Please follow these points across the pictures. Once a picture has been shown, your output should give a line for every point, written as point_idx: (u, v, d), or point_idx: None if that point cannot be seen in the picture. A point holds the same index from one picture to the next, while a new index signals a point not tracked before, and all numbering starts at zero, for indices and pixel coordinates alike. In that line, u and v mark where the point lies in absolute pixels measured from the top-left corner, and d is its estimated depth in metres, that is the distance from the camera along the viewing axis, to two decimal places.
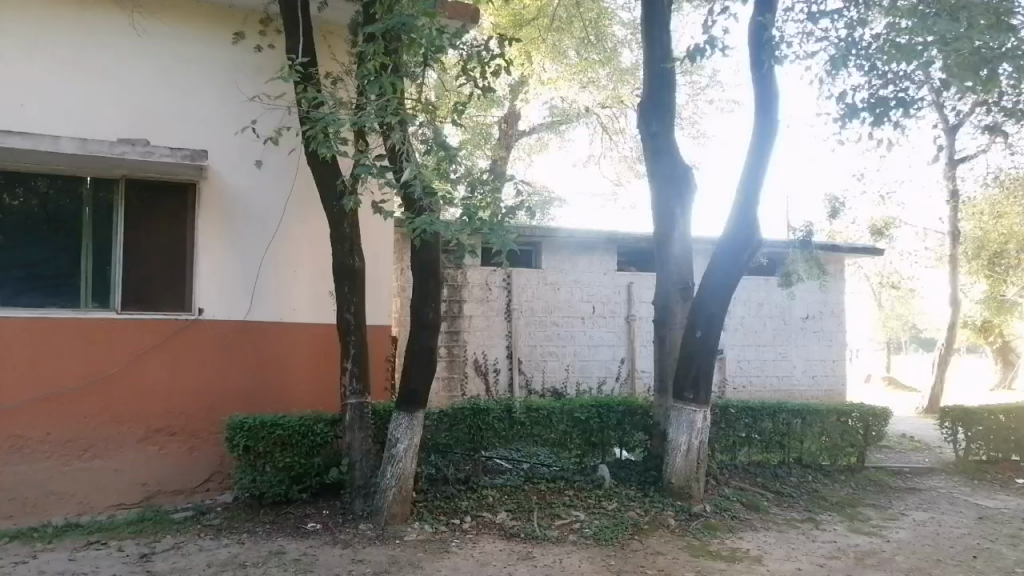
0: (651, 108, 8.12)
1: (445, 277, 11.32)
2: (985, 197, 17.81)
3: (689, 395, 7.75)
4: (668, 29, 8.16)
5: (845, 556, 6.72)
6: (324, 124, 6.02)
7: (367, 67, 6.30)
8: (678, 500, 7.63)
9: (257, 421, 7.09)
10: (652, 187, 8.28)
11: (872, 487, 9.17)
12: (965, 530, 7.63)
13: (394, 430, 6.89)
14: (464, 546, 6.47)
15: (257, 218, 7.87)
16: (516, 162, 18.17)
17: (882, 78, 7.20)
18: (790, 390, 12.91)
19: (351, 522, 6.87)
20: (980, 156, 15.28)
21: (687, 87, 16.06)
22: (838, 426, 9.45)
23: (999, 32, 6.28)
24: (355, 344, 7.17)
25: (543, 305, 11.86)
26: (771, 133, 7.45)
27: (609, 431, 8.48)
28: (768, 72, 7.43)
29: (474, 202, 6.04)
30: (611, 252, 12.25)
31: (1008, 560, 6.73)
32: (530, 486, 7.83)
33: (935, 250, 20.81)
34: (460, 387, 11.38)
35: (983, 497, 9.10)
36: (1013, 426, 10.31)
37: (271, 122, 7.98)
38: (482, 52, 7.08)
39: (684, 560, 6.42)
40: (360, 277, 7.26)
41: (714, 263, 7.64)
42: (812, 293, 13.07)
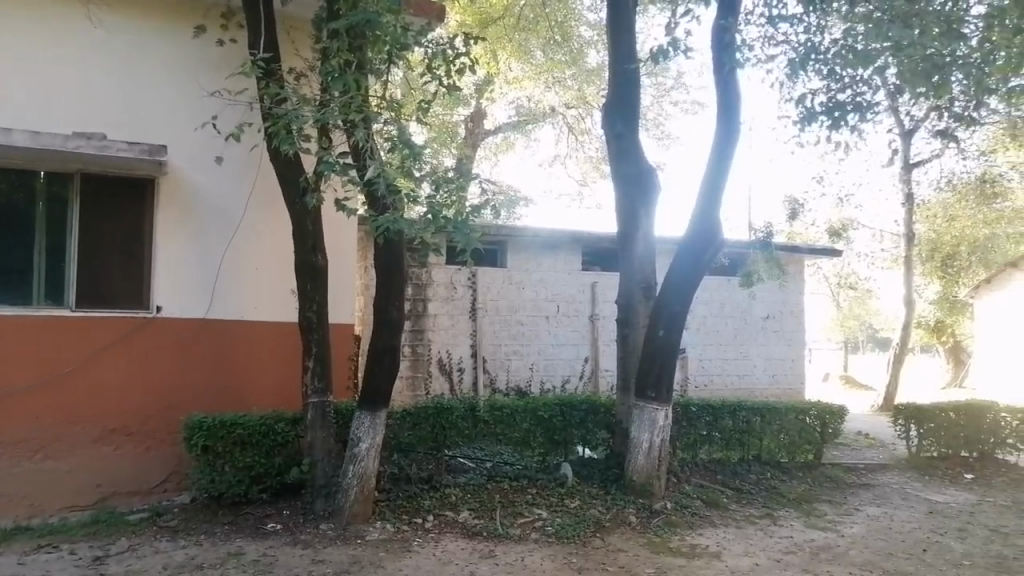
0: (616, 108, 8.19)
1: (410, 275, 11.28)
2: (939, 201, 17.81)
3: (651, 394, 7.82)
4: (633, 31, 8.22)
5: (801, 551, 6.86)
6: (287, 120, 6.02)
7: (331, 64, 6.27)
8: (639, 499, 7.71)
9: (216, 421, 7.00)
10: (616, 189, 8.35)
11: (828, 484, 9.37)
12: (915, 524, 7.84)
13: (356, 429, 6.86)
14: (426, 546, 6.45)
15: (216, 214, 7.75)
16: (482, 161, 18.19)
17: (840, 83, 7.36)
18: (751, 388, 13.11)
19: (312, 522, 6.81)
20: (934, 161, 15.69)
21: (651, 89, 16.23)
22: (796, 424, 9.64)
23: (950, 40, 6.37)
24: (317, 342, 7.12)
25: (507, 304, 11.88)
26: (733, 136, 7.55)
27: (571, 430, 8.54)
28: (730, 75, 7.52)
29: (438, 201, 5.98)
30: (576, 252, 12.32)
31: (956, 553, 6.95)
32: (493, 485, 7.84)
33: (890, 252, 21.36)
34: (424, 386, 11.34)
35: (934, 492, 9.36)
36: (963, 422, 10.62)
37: (233, 118, 7.87)
38: (447, 50, 7.05)
39: (645, 556, 6.49)
40: (323, 276, 7.22)
41: (677, 263, 7.71)
42: (772, 294, 13.28)
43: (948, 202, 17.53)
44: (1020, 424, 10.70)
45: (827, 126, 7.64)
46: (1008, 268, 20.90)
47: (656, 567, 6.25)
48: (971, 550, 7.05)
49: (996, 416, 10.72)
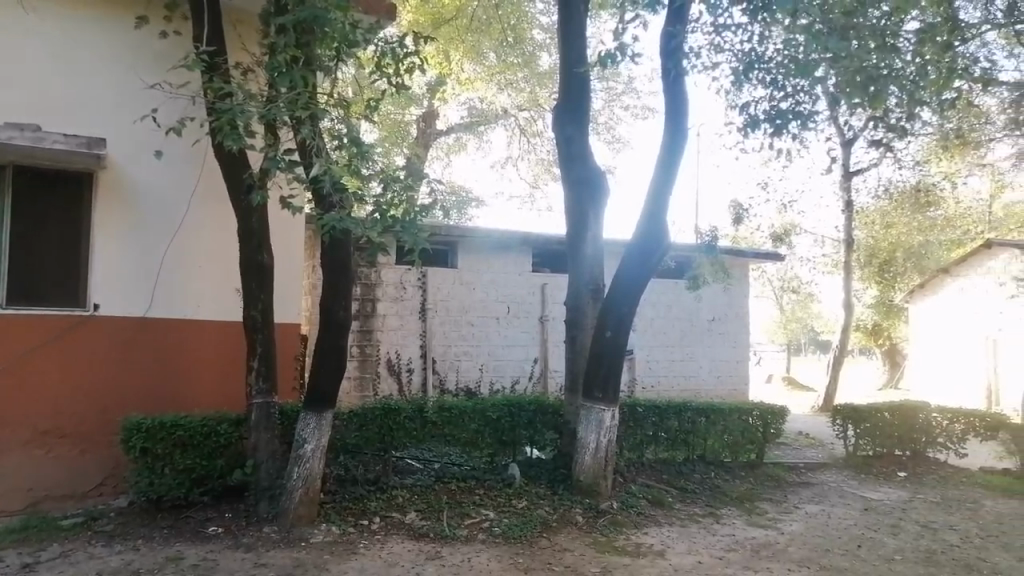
0: (567, 111, 8.27)
1: (359, 275, 11.18)
2: (877, 209, 18.30)
3: (598, 394, 7.91)
4: (582, 35, 8.29)
5: (742, 548, 7.01)
6: (231, 116, 5.82)
7: (277, 59, 6.11)
8: (586, 498, 7.78)
9: (156, 422, 6.83)
10: (565, 192, 8.42)
11: (770, 482, 9.60)
12: (851, 521, 8.09)
13: (302, 430, 6.78)
14: (372, 547, 6.40)
15: (157, 210, 7.56)
16: (433, 161, 18.09)
17: (783, 91, 7.57)
18: (697, 389, 13.34)
19: (254, 525, 6.69)
20: (872, 169, 16.20)
21: (603, 93, 16.39)
22: (739, 424, 9.85)
23: (885, 53, 6.69)
24: (263, 342, 7.03)
25: (457, 304, 11.86)
26: (680, 140, 7.68)
27: (519, 430, 8.57)
28: (677, 80, 7.66)
29: (386, 200, 6.01)
30: (527, 253, 12.37)
31: (888, 548, 7.19)
32: (441, 486, 7.80)
33: (831, 257, 21.99)
34: (372, 387, 11.24)
35: (869, 490, 9.68)
36: (897, 422, 11.00)
37: (174, 112, 7.69)
38: (396, 48, 7.02)
39: (590, 555, 6.56)
40: (268, 274, 7.12)
41: (625, 264, 7.80)
42: (717, 296, 13.54)
43: (886, 210, 18.12)
44: (950, 423, 11.14)
45: (769, 133, 7.84)
46: (941, 273, 21.71)
47: (601, 566, 6.31)
48: (903, 545, 7.31)
49: (928, 416, 11.13)
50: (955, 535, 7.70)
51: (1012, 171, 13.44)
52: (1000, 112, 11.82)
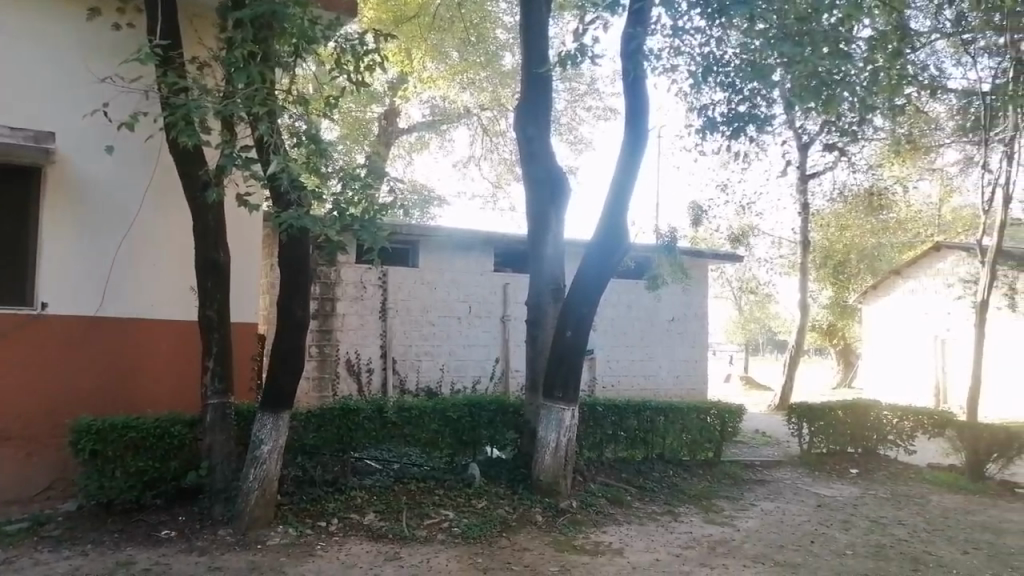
0: (527, 111, 8.28)
1: (317, 274, 11.07)
2: (832, 212, 18.70)
3: (558, 394, 7.94)
4: (544, 35, 8.31)
5: (699, 545, 7.10)
6: (186, 111, 5.67)
7: (234, 55, 5.99)
8: (546, 497, 7.81)
9: (106, 423, 6.67)
10: (526, 192, 8.45)
11: (727, 480, 9.74)
12: (805, 517, 8.25)
13: (258, 431, 6.69)
14: (330, 549, 6.34)
15: (109, 207, 7.38)
16: (395, 159, 17.96)
17: (740, 95, 7.70)
18: (656, 389, 13.47)
19: (209, 527, 6.57)
20: (827, 172, 16.54)
21: (566, 94, 16.45)
22: (698, 423, 9.97)
23: (839, 59, 6.81)
24: (218, 342, 6.91)
25: (418, 304, 11.81)
26: (640, 141, 7.76)
27: (479, 430, 8.51)
28: (638, 82, 7.72)
29: (345, 198, 5.95)
30: (489, 253, 12.36)
31: (840, 543, 7.35)
32: (400, 486, 7.74)
33: (787, 258, 22.37)
34: (331, 387, 11.12)
35: (822, 486, 9.88)
36: (849, 420, 11.26)
37: (126, 106, 7.51)
38: (356, 46, 6.97)
39: (549, 554, 6.58)
40: (225, 273, 7.00)
41: (585, 265, 7.85)
42: (676, 296, 13.70)
43: (840, 212, 18.51)
44: (900, 420, 11.44)
45: (727, 136, 7.97)
46: (893, 275, 22.24)
47: (560, 564, 6.35)
48: (854, 540, 7.47)
49: (878, 414, 11.42)
50: (903, 530, 7.91)
51: (960, 176, 13.84)
52: (948, 119, 12.16)
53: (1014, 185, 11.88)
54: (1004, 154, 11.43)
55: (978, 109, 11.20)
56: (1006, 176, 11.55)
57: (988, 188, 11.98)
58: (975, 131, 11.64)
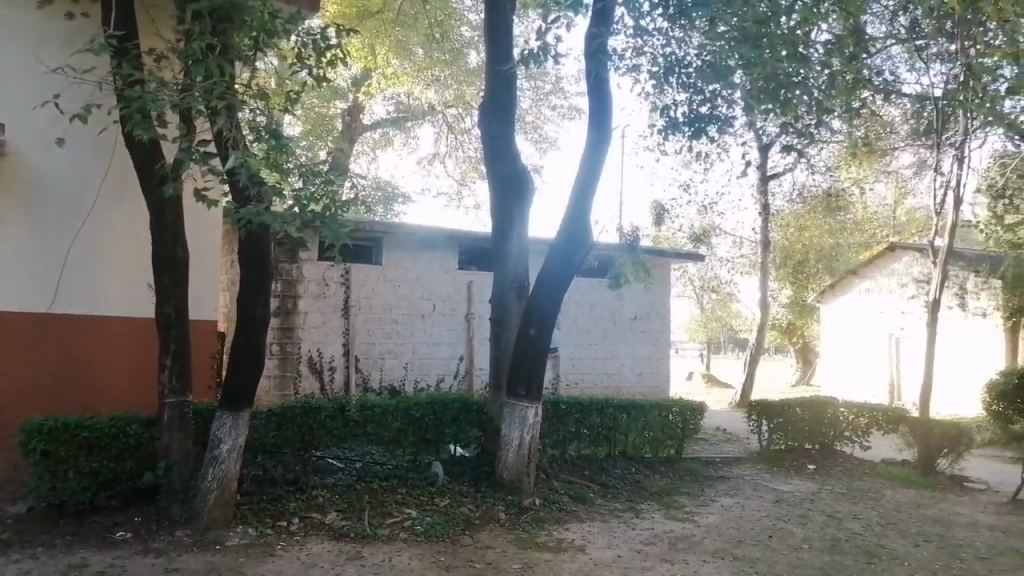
0: (493, 109, 8.28)
1: (279, 271, 10.96)
2: (792, 212, 19.03)
3: (522, 391, 7.96)
4: (510, 34, 8.33)
5: (660, 541, 7.19)
6: (141, 103, 5.53)
7: (192, 47, 5.87)
8: (509, 495, 7.82)
9: (58, 423, 6.50)
10: (491, 189, 8.45)
11: (688, 477, 9.86)
12: (763, 512, 8.39)
13: (217, 430, 6.60)
14: (291, 549, 6.27)
15: (62, 201, 7.30)
16: (359, 156, 17.81)
17: (701, 96, 7.81)
18: (619, 386, 13.57)
19: (166, 528, 6.46)
20: (787, 173, 16.84)
21: (531, 92, 16.50)
22: (659, 420, 10.08)
23: (797, 62, 6.92)
24: (175, 339, 6.80)
25: (382, 302, 11.74)
26: (604, 141, 7.81)
27: (442, 428, 8.48)
28: (602, 81, 7.77)
29: (307, 194, 5.92)
30: (453, 251, 12.31)
31: (797, 537, 7.48)
32: (362, 485, 7.67)
33: (748, 257, 22.72)
34: (293, 386, 11.03)
35: (781, 482, 10.06)
36: (807, 417, 11.48)
37: (80, 98, 7.38)
38: (318, 40, 6.89)
39: (512, 552, 6.59)
40: (183, 270, 6.87)
41: (549, 263, 7.87)
42: (638, 295, 13.81)
43: (800, 213, 18.86)
44: (856, 417, 11.68)
45: (688, 136, 8.07)
46: (850, 275, 22.71)
47: (522, 562, 6.36)
48: (811, 534, 7.61)
49: (835, 410, 11.62)
50: (858, 524, 8.08)
51: (914, 179, 14.20)
52: (902, 122, 12.48)
53: (965, 187, 12.20)
54: (955, 157, 11.77)
55: (931, 113, 11.51)
56: (957, 179, 11.88)
57: (940, 189, 12.30)
58: (927, 134, 11.96)
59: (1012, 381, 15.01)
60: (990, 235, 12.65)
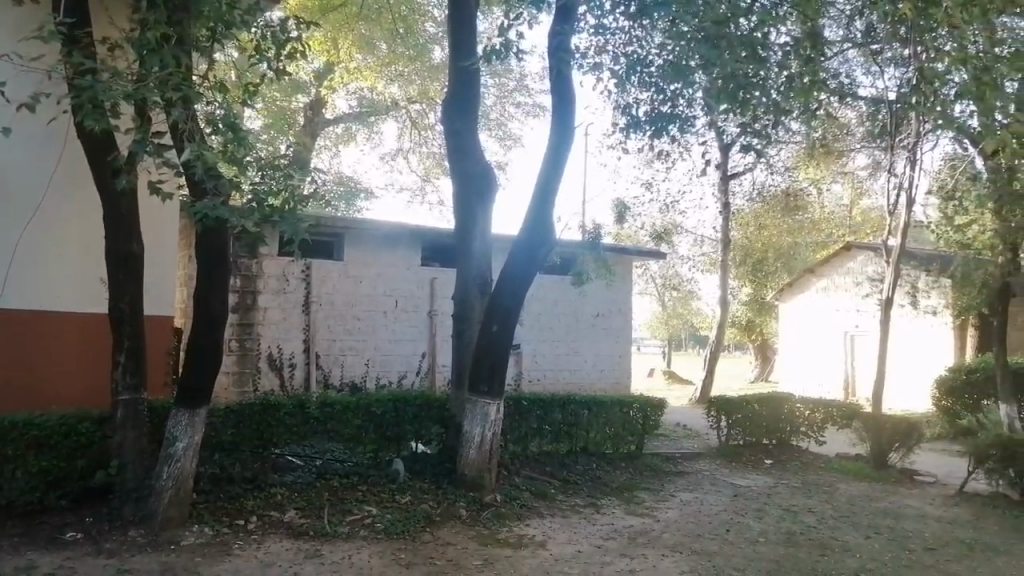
0: (456, 105, 8.25)
1: (238, 266, 10.81)
2: (752, 211, 19.31)
3: (484, 388, 7.97)
4: (473, 30, 8.29)
5: (619, 536, 7.26)
6: (93, 93, 5.36)
7: (146, 37, 5.71)
8: (470, 491, 7.82)
9: (6, 421, 6.30)
10: (454, 185, 8.43)
11: (648, 472, 9.96)
12: (722, 507, 8.52)
13: (173, 428, 6.50)
14: (248, 548, 6.19)
15: (13, 193, 7.23)
16: (321, 151, 17.61)
17: (663, 95, 7.91)
18: (581, 383, 13.64)
19: (118, 528, 6.31)
20: (747, 173, 17.09)
21: (495, 89, 16.50)
22: (620, 416, 10.17)
23: (755, 62, 7.01)
24: (129, 336, 6.64)
25: (343, 298, 11.63)
26: (567, 139, 7.84)
27: (404, 426, 8.40)
28: (565, 79, 7.80)
29: (264, 189, 5.76)
30: (416, 248, 12.24)
31: (754, 531, 7.60)
32: (322, 482, 7.57)
33: (709, 255, 23.00)
34: (252, 383, 10.85)
35: (738, 477, 10.22)
36: (764, 413, 11.68)
37: (27, 86, 7.20)
38: (276, 33, 6.82)
39: (472, 549, 6.59)
40: (139, 264, 6.71)
41: (511, 259, 7.88)
42: (600, 293, 13.89)
43: (759, 212, 19.16)
44: (812, 413, 11.92)
45: (649, 135, 8.17)
46: (808, 274, 23.12)
47: (482, 558, 6.36)
48: (767, 528, 7.75)
49: (792, 406, 11.85)
50: (812, 517, 8.25)
51: (869, 180, 14.51)
52: (858, 124, 12.76)
53: (918, 188, 12.53)
54: (908, 159, 12.07)
55: (885, 116, 11.80)
56: (909, 180, 12.17)
57: (894, 190, 12.60)
58: (881, 136, 12.26)
59: (960, 377, 15.47)
60: (941, 236, 12.90)
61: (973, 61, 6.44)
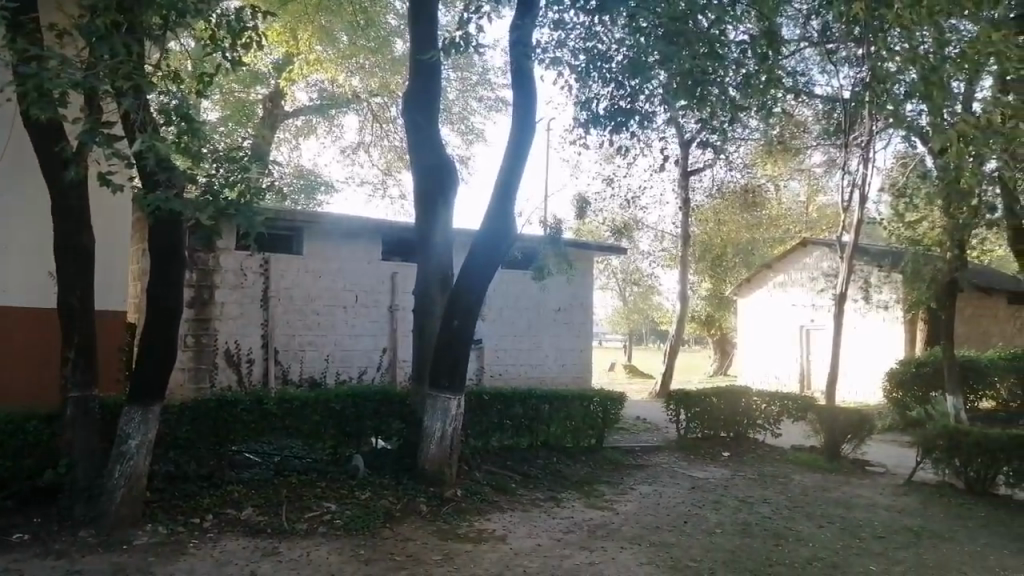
0: (417, 99, 8.20)
1: (193, 260, 10.62)
2: (711, 207, 19.56)
3: (445, 383, 7.96)
4: (435, 23, 8.24)
5: (579, 530, 7.30)
6: (40, 80, 5.19)
7: (95, 23, 5.55)
8: (431, 486, 7.80)
9: None
10: (416, 181, 8.37)
11: (608, 465, 10.04)
12: (680, 499, 8.63)
13: (125, 425, 6.37)
14: (204, 546, 6.09)
15: None
16: (280, 144, 17.40)
17: (623, 91, 7.97)
18: (542, 377, 13.68)
19: (68, 529, 6.15)
20: (706, 170, 17.31)
21: (457, 82, 16.40)
22: (581, 410, 10.22)
23: (712, 58, 7.09)
24: (79, 331, 6.46)
25: (303, 293, 11.50)
26: (528, 134, 7.85)
27: (364, 422, 8.33)
28: (526, 72, 7.80)
29: (219, 181, 5.65)
30: (377, 242, 12.15)
31: (711, 522, 7.72)
32: (280, 479, 7.49)
33: (669, 250, 23.29)
34: (209, 378, 10.66)
35: (696, 469, 10.37)
36: (722, 406, 11.87)
37: None
38: (233, 21, 6.64)
39: (432, 544, 6.57)
40: (90, 259, 6.54)
41: (472, 253, 7.86)
42: (562, 287, 13.94)
43: (718, 208, 19.42)
44: (768, 405, 12.12)
45: (609, 130, 8.22)
46: (765, 269, 23.49)
47: (442, 553, 6.35)
48: (723, 519, 7.87)
49: (749, 399, 12.04)
50: (768, 508, 8.41)
51: (825, 177, 14.80)
52: (814, 123, 13.01)
53: (870, 186, 12.85)
54: (861, 156, 12.37)
55: (839, 115, 12.04)
56: (862, 178, 12.49)
57: (847, 188, 12.91)
58: (836, 134, 12.53)
59: (910, 370, 15.90)
60: (893, 233, 13.30)
61: (922, 61, 6.62)
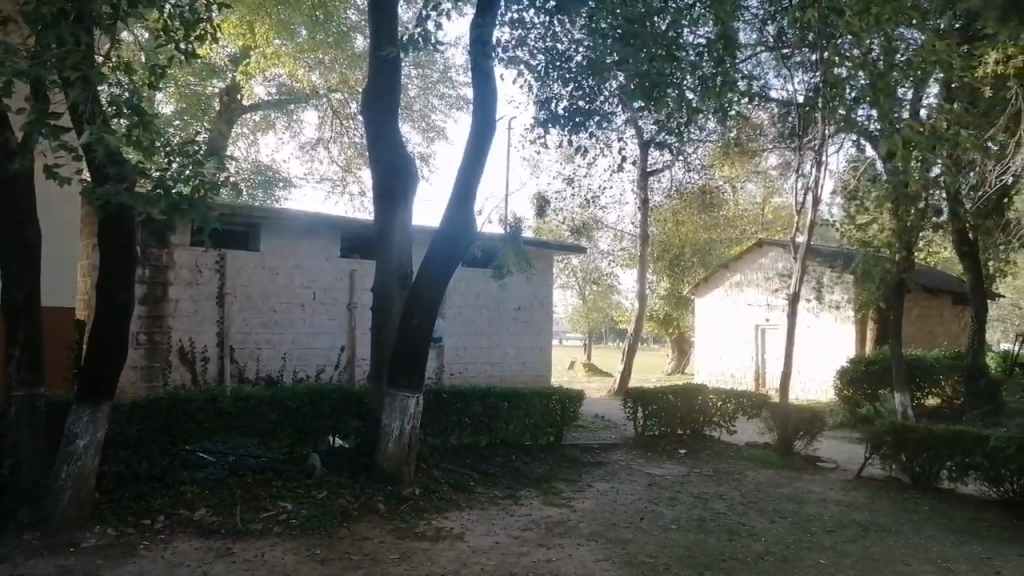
0: (377, 95, 8.12)
1: (145, 256, 10.38)
2: (669, 208, 19.81)
3: (404, 382, 7.93)
4: (394, 20, 8.17)
5: (536, 527, 7.33)
6: None
7: (40, 11, 5.38)
8: (388, 485, 7.76)
9: None
10: (375, 177, 8.31)
11: (566, 463, 10.10)
12: (636, 496, 8.73)
13: (72, 425, 6.22)
14: (155, 548, 5.98)
15: None
16: (237, 139, 17.12)
17: (582, 90, 8.02)
18: (502, 375, 13.71)
19: (11, 532, 5.96)
20: (664, 170, 17.52)
21: (417, 80, 16.33)
22: (540, 408, 10.26)
23: (670, 61, 7.19)
24: (24, 329, 6.29)
25: (260, 290, 11.33)
26: (488, 132, 7.86)
27: (321, 420, 8.24)
28: (487, 70, 7.80)
29: (171, 176, 5.52)
30: (335, 239, 12.02)
31: (666, 519, 7.83)
32: (234, 479, 7.36)
33: (628, 250, 23.53)
34: (161, 377, 10.48)
35: (653, 467, 10.49)
36: (678, 404, 12.03)
37: None
38: (187, 12, 6.52)
39: (389, 543, 6.54)
40: (36, 253, 6.36)
41: (432, 251, 7.85)
42: (521, 286, 13.97)
43: (676, 209, 19.66)
44: (723, 403, 12.30)
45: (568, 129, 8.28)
46: (722, 269, 23.86)
47: (399, 551, 6.33)
48: (679, 515, 7.99)
49: (705, 397, 12.22)
50: (722, 504, 8.54)
51: (780, 179, 15.09)
52: (770, 125, 13.27)
53: (823, 189, 13.16)
54: (814, 159, 12.65)
55: (794, 119, 12.13)
56: (815, 180, 12.79)
57: (801, 190, 13.21)
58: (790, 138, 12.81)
59: (861, 368, 16.31)
60: (845, 234, 13.61)
61: (871, 68, 6.80)
